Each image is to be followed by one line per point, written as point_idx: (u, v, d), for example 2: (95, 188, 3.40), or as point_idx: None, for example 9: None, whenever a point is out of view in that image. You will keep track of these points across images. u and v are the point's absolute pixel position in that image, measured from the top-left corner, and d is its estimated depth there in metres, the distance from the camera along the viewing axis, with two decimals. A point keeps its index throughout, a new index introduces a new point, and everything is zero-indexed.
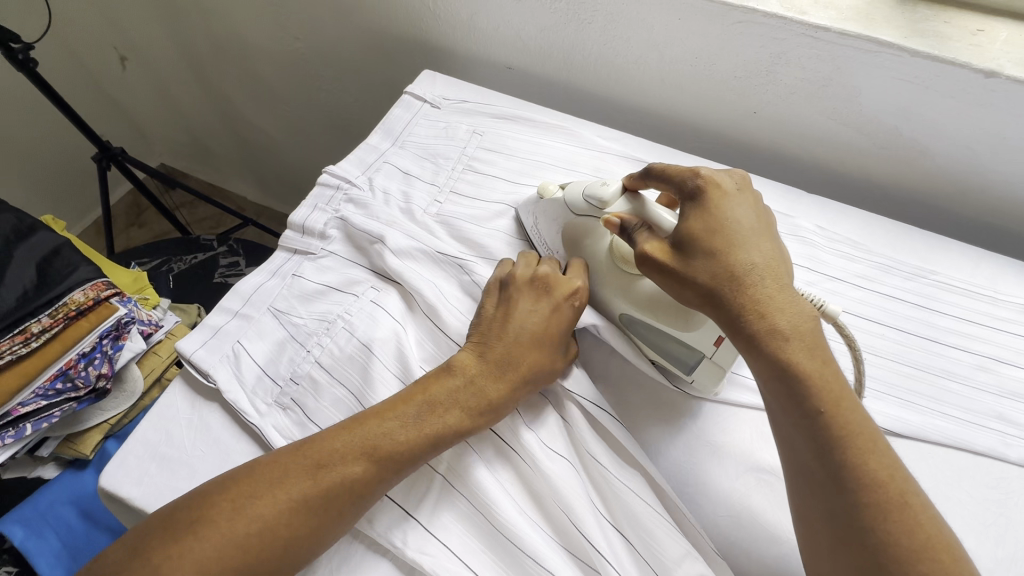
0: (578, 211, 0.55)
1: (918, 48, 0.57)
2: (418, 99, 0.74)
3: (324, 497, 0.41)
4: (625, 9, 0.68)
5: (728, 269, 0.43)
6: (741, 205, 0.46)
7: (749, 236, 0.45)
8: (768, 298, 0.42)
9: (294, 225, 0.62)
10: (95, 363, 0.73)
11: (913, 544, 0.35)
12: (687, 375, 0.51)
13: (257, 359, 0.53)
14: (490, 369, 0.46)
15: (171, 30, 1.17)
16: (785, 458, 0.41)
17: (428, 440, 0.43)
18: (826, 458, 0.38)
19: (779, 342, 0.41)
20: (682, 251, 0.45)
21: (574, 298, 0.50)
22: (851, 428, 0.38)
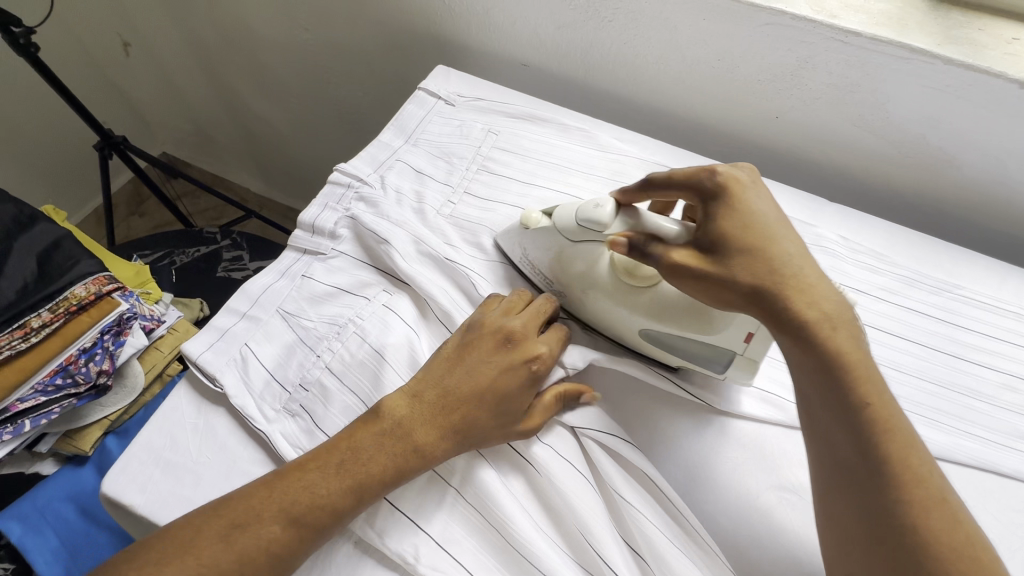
0: (571, 236, 0.51)
1: (952, 55, 0.56)
2: (431, 95, 0.72)
3: (240, 560, 0.39)
4: (648, 8, 0.66)
5: (767, 264, 0.42)
6: (761, 199, 0.45)
7: (777, 229, 0.44)
8: (807, 288, 0.42)
9: (304, 224, 0.60)
10: (96, 358, 0.72)
11: (950, 541, 0.34)
12: (721, 372, 0.50)
13: (265, 363, 0.51)
14: (423, 419, 0.44)
15: (177, 18, 1.14)
16: (818, 456, 0.39)
17: (349, 492, 0.42)
18: (865, 452, 0.37)
19: (821, 333, 0.40)
20: (713, 251, 0.43)
21: (534, 362, 0.46)
22: (890, 422, 0.37)
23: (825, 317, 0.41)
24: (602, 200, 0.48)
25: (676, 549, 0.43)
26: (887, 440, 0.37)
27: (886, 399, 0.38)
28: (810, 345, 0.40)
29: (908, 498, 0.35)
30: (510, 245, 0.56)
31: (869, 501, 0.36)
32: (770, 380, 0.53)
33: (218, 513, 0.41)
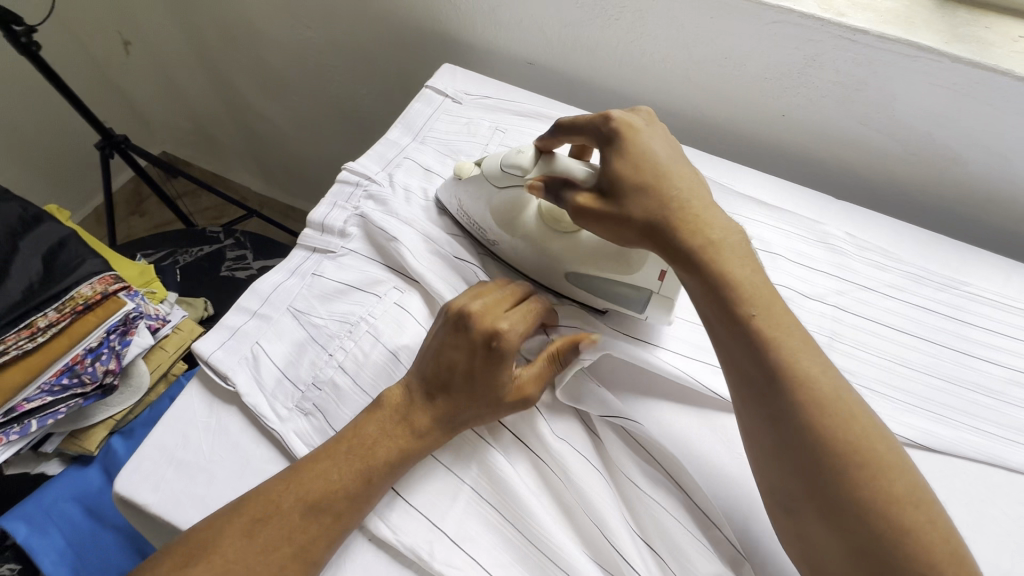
0: (499, 184, 0.54)
1: (960, 53, 0.56)
2: (438, 93, 0.72)
3: (266, 552, 0.40)
4: (655, 6, 0.66)
5: (660, 199, 0.43)
6: (653, 138, 0.46)
7: (669, 164, 0.45)
8: (697, 215, 0.43)
9: (313, 222, 0.60)
10: (102, 358, 0.72)
11: (849, 437, 0.36)
12: (642, 312, 0.53)
13: (277, 362, 0.51)
14: (422, 404, 0.46)
15: (179, 16, 1.14)
16: (727, 375, 0.40)
17: (360, 476, 0.43)
18: (762, 364, 0.38)
19: (713, 255, 0.41)
20: (610, 193, 0.44)
21: (494, 338, 0.45)
22: (782, 331, 0.39)
23: (717, 239, 0.42)
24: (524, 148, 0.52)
25: (693, 541, 0.44)
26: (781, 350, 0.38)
27: (777, 311, 0.39)
28: (706, 268, 0.41)
29: (806, 402, 0.36)
30: (449, 197, 0.59)
31: (774, 414, 0.37)
32: None
33: (237, 511, 0.41)
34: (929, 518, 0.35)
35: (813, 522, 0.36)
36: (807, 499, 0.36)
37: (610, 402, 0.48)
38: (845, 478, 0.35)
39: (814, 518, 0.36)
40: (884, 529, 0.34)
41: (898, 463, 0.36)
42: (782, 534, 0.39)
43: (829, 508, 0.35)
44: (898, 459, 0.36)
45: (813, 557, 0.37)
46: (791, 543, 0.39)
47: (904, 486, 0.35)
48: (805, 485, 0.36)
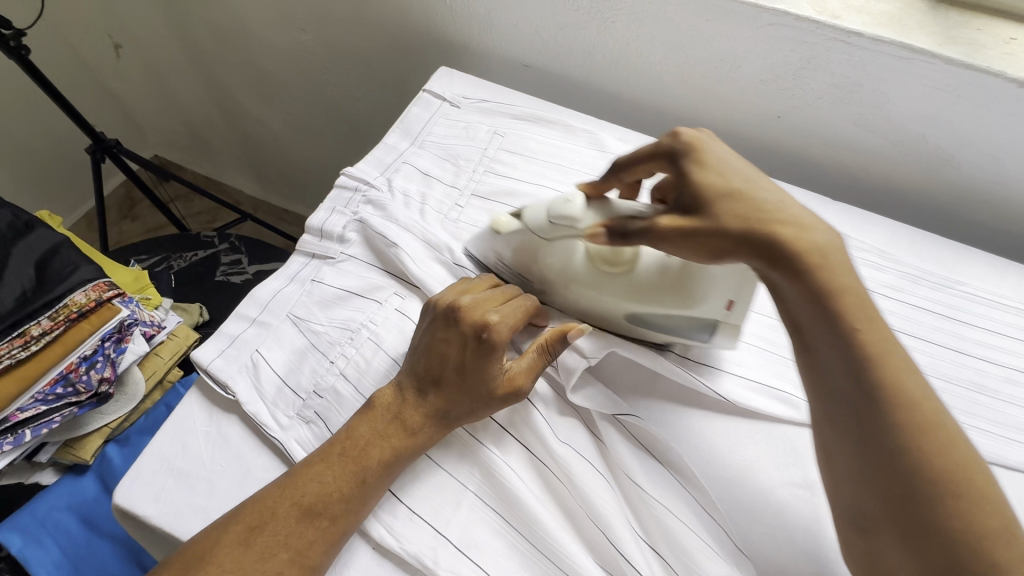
0: (549, 236, 0.50)
1: (953, 55, 0.57)
2: (436, 97, 0.72)
3: (263, 560, 0.40)
4: (651, 9, 0.66)
5: (754, 204, 0.42)
6: (728, 152, 0.46)
7: (754, 177, 0.44)
8: (799, 223, 0.41)
9: (312, 228, 0.59)
10: (97, 366, 0.71)
11: (947, 464, 0.34)
12: (707, 340, 0.51)
13: (277, 369, 0.51)
14: (412, 403, 0.46)
15: (171, 19, 1.13)
16: (810, 384, 0.39)
17: (353, 478, 0.43)
18: (853, 376, 0.37)
19: (816, 262, 0.39)
20: (699, 204, 0.43)
21: (483, 330, 0.45)
22: (883, 346, 0.37)
23: (817, 246, 0.40)
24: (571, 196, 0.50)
25: (698, 543, 0.44)
26: (880, 365, 0.36)
27: (879, 326, 0.38)
28: (806, 275, 0.39)
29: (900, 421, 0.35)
30: (483, 252, 0.55)
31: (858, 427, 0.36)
32: (781, 378, 0.53)
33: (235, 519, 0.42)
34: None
35: (891, 541, 0.35)
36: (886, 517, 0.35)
37: (612, 403, 0.48)
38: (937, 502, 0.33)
39: (892, 538, 0.35)
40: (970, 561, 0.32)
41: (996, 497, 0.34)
42: (852, 550, 0.38)
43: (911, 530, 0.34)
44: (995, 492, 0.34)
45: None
46: (862, 561, 0.38)
47: (998, 518, 0.33)
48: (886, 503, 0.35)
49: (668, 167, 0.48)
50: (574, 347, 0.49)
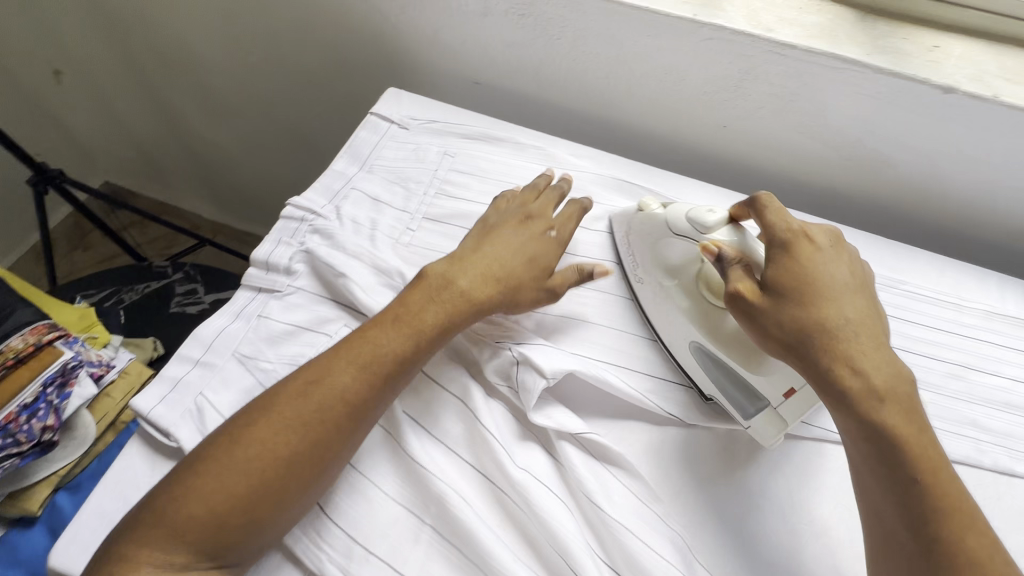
0: (677, 231, 0.53)
1: (881, 64, 0.59)
2: (384, 120, 0.71)
3: (318, 410, 0.43)
4: (594, 26, 0.67)
5: (821, 322, 0.44)
6: (835, 264, 0.47)
7: (843, 292, 0.45)
8: (865, 353, 0.43)
9: (257, 261, 0.58)
10: (39, 414, 0.67)
11: None
12: (745, 422, 0.50)
13: (223, 411, 0.49)
14: (468, 275, 0.51)
15: (114, 44, 1.09)
16: (868, 526, 0.42)
17: (408, 338, 0.47)
18: (909, 526, 0.40)
19: (869, 407, 0.42)
20: (773, 294, 0.45)
21: (551, 229, 0.56)
22: (940, 495, 0.40)
23: (891, 387, 0.42)
24: (717, 210, 0.51)
25: (660, 562, 0.44)
26: (936, 514, 0.39)
27: (937, 473, 0.40)
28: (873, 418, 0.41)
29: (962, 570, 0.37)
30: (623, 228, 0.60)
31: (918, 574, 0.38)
32: None
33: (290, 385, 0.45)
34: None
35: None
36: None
37: (570, 423, 0.48)
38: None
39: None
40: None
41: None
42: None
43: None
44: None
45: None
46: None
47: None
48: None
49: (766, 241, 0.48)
50: (534, 367, 0.49)
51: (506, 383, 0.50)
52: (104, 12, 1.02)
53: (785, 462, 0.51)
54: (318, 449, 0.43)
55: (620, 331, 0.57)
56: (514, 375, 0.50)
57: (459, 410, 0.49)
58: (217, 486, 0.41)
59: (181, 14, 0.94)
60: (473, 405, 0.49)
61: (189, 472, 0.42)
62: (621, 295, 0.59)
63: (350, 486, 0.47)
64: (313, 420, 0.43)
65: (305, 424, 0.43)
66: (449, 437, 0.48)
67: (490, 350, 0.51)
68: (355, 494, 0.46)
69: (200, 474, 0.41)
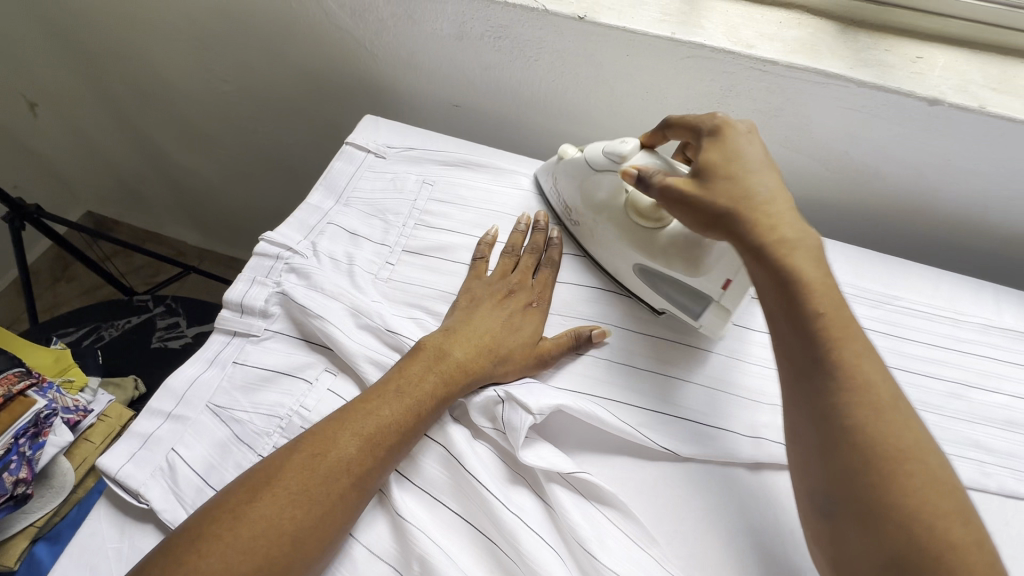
0: (597, 166, 0.57)
1: (865, 78, 0.57)
2: (360, 149, 0.69)
3: (323, 484, 0.42)
4: (572, 47, 0.65)
5: (743, 190, 0.46)
6: (752, 143, 0.49)
7: (760, 166, 0.47)
8: (779, 215, 0.45)
9: (230, 304, 0.56)
10: (12, 467, 0.63)
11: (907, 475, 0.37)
12: (698, 320, 0.54)
13: (196, 468, 0.46)
14: (460, 344, 0.51)
15: (88, 75, 1.07)
16: (780, 364, 0.45)
17: (410, 408, 0.46)
18: (815, 357, 0.42)
19: (785, 254, 0.43)
20: (699, 179, 0.48)
21: (531, 303, 0.56)
22: (844, 334, 0.42)
23: (810, 255, 0.44)
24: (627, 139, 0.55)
25: None
26: (839, 347, 0.41)
27: (844, 315, 0.42)
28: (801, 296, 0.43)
29: (894, 472, 0.37)
30: (547, 180, 0.64)
31: (822, 407, 0.40)
32: (734, 420, 0.52)
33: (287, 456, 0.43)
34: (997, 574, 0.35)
35: (851, 528, 0.38)
36: (849, 501, 0.38)
37: (561, 463, 0.46)
38: (904, 510, 0.36)
39: (850, 523, 0.38)
40: (915, 551, 0.35)
41: (961, 512, 0.37)
42: (814, 537, 0.41)
43: (864, 517, 0.37)
44: (973, 517, 0.37)
45: (840, 564, 0.38)
46: (821, 548, 0.40)
47: (969, 535, 0.36)
48: (841, 486, 0.38)
49: (695, 141, 0.52)
50: (520, 405, 0.47)
51: (492, 424, 0.48)
52: (76, 44, 1.00)
53: (788, 496, 0.49)
54: (327, 522, 0.41)
55: (608, 361, 0.55)
56: (500, 415, 0.47)
57: (442, 456, 0.47)
58: (214, 568, 0.37)
59: (153, 44, 0.92)
60: (457, 450, 0.46)
61: (185, 551, 0.38)
62: (611, 323, 0.57)
63: None
64: (317, 494, 0.42)
65: (308, 497, 0.41)
66: (433, 484, 0.46)
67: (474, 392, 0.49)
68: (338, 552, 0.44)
69: (201, 553, 0.38)
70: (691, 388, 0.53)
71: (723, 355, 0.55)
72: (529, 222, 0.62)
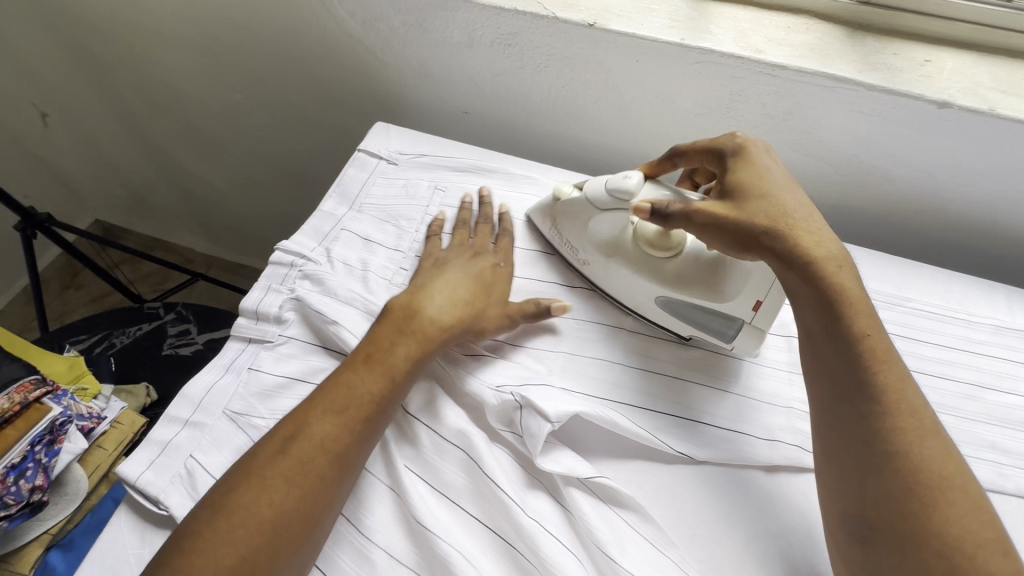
0: (601, 205, 0.55)
1: (874, 82, 0.58)
2: (372, 156, 0.70)
3: (301, 463, 0.41)
4: (581, 53, 0.66)
5: (781, 210, 0.47)
6: (774, 163, 0.51)
7: (788, 186, 0.49)
8: (815, 235, 0.46)
9: (246, 311, 0.56)
10: (28, 474, 0.64)
11: (949, 508, 0.38)
12: (730, 344, 0.54)
13: (214, 474, 0.47)
14: (430, 306, 0.51)
15: (98, 85, 1.09)
16: (817, 385, 0.45)
17: (384, 376, 0.46)
18: (858, 380, 0.42)
19: (832, 274, 0.45)
20: (732, 198, 0.49)
21: (496, 262, 0.58)
22: (886, 360, 0.43)
23: (849, 277, 0.45)
24: (630, 173, 0.54)
25: None
26: (884, 373, 0.42)
27: (885, 342, 0.44)
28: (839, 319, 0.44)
29: (935, 497, 0.38)
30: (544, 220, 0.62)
31: (867, 431, 0.41)
32: (750, 423, 0.52)
33: (266, 442, 0.42)
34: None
35: (889, 552, 0.38)
36: (888, 525, 0.39)
37: (579, 467, 0.46)
38: (944, 540, 0.37)
39: (887, 549, 0.39)
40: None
41: (998, 540, 0.38)
42: (843, 559, 0.41)
43: (901, 542, 0.38)
44: (1008, 548, 0.38)
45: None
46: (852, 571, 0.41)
47: (1008, 565, 0.37)
48: (881, 512, 0.39)
49: (715, 162, 0.53)
50: (538, 411, 0.47)
51: (510, 429, 0.48)
52: (88, 54, 1.02)
53: (806, 498, 0.49)
54: (312, 503, 0.40)
55: (622, 365, 0.55)
56: (518, 420, 0.47)
57: (461, 460, 0.47)
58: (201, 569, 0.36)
59: (164, 54, 0.93)
60: (476, 454, 0.46)
61: (172, 554, 0.37)
62: (626, 328, 0.57)
63: (351, 545, 0.45)
64: (297, 475, 0.40)
65: (289, 479, 0.40)
66: (452, 489, 0.46)
67: (491, 397, 0.48)
68: (359, 558, 0.44)
69: (184, 553, 0.37)
70: (705, 392, 0.53)
71: (736, 359, 0.56)
72: (478, 197, 0.65)
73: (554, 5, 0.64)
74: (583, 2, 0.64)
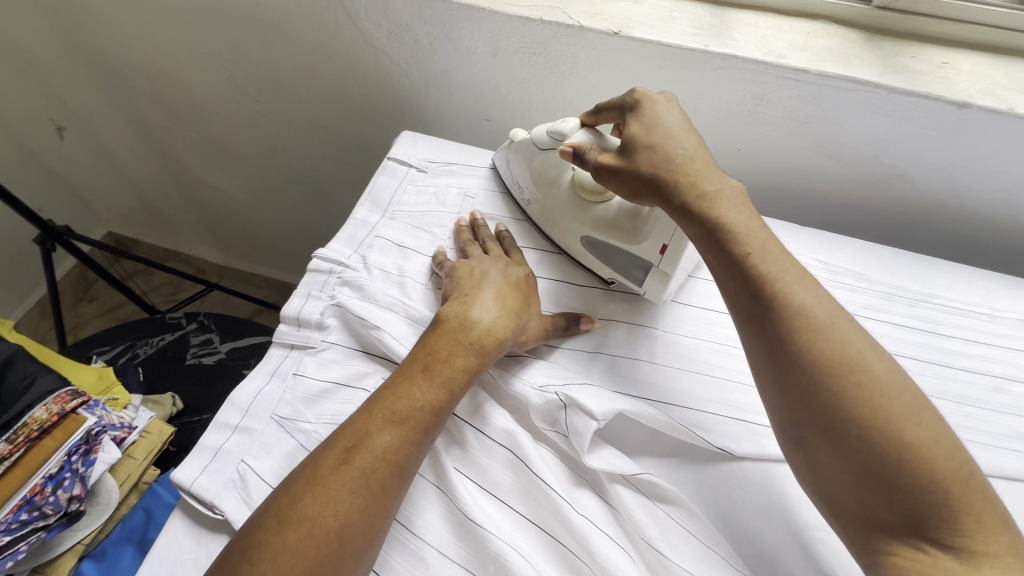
0: (542, 145, 0.61)
1: (895, 84, 0.59)
2: (401, 164, 0.71)
3: (364, 475, 0.42)
4: (605, 60, 0.67)
5: (663, 155, 0.51)
6: (665, 108, 0.54)
7: (674, 129, 0.52)
8: (696, 171, 0.50)
9: (287, 318, 0.57)
10: (65, 484, 0.64)
11: (863, 397, 0.39)
12: (642, 286, 0.58)
13: (266, 478, 0.48)
14: (481, 316, 0.52)
15: (117, 99, 1.10)
16: (729, 311, 0.47)
17: (443, 389, 0.47)
18: (756, 296, 0.45)
19: (711, 204, 0.48)
20: (626, 149, 0.52)
21: (528, 275, 0.59)
22: (779, 267, 0.45)
23: (731, 202, 0.48)
24: (569, 119, 0.59)
25: None
26: (772, 283, 0.45)
27: (774, 252, 0.46)
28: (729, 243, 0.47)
29: (842, 388, 0.40)
30: (501, 161, 0.68)
31: (772, 344, 0.43)
32: None
33: (326, 445, 0.44)
34: (959, 468, 0.38)
35: (822, 453, 0.41)
36: (814, 428, 0.41)
37: (625, 465, 0.47)
38: (865, 429, 0.39)
39: (823, 453, 0.40)
40: (878, 462, 0.38)
41: (914, 413, 0.39)
42: (796, 469, 0.43)
43: (834, 442, 0.40)
44: (923, 413, 0.39)
45: (824, 490, 0.41)
46: (805, 478, 0.43)
47: (922, 433, 0.38)
48: (809, 418, 0.41)
49: (619, 119, 0.56)
50: (583, 410, 0.48)
51: (554, 428, 0.50)
52: (109, 68, 1.03)
53: None
54: (373, 512, 0.41)
55: (657, 363, 0.56)
56: (563, 419, 0.49)
57: (508, 459, 0.48)
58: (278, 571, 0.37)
59: (185, 67, 0.95)
60: (523, 453, 0.47)
61: (242, 560, 0.38)
62: (659, 328, 0.58)
63: (400, 543, 0.46)
64: (358, 486, 0.41)
65: (352, 490, 0.41)
66: (499, 488, 0.47)
67: (535, 396, 0.49)
68: (412, 558, 0.45)
69: (255, 563, 0.38)
70: (740, 389, 0.54)
71: None
72: (471, 221, 0.64)
73: (579, 14, 0.66)
74: (607, 11, 0.66)
